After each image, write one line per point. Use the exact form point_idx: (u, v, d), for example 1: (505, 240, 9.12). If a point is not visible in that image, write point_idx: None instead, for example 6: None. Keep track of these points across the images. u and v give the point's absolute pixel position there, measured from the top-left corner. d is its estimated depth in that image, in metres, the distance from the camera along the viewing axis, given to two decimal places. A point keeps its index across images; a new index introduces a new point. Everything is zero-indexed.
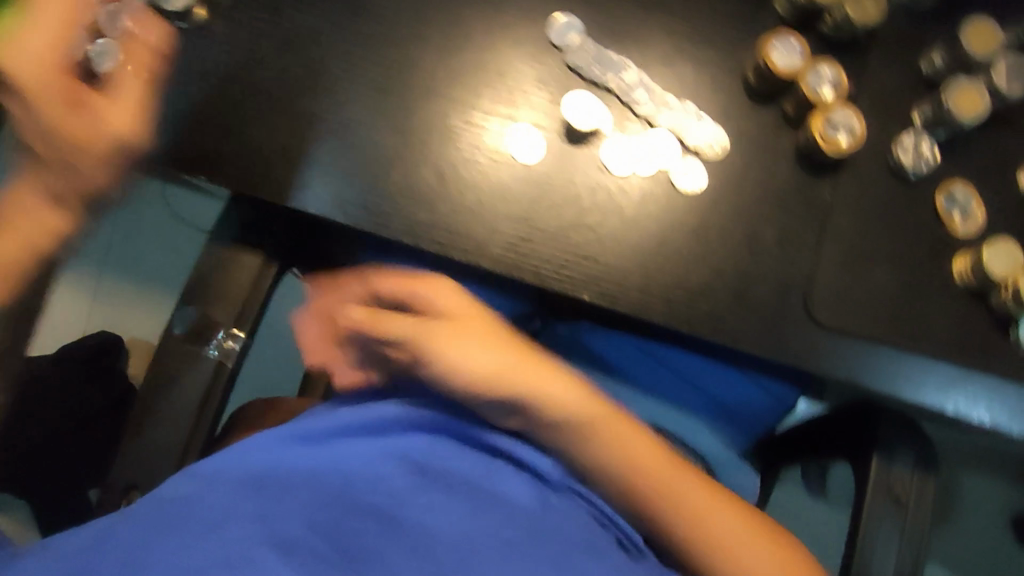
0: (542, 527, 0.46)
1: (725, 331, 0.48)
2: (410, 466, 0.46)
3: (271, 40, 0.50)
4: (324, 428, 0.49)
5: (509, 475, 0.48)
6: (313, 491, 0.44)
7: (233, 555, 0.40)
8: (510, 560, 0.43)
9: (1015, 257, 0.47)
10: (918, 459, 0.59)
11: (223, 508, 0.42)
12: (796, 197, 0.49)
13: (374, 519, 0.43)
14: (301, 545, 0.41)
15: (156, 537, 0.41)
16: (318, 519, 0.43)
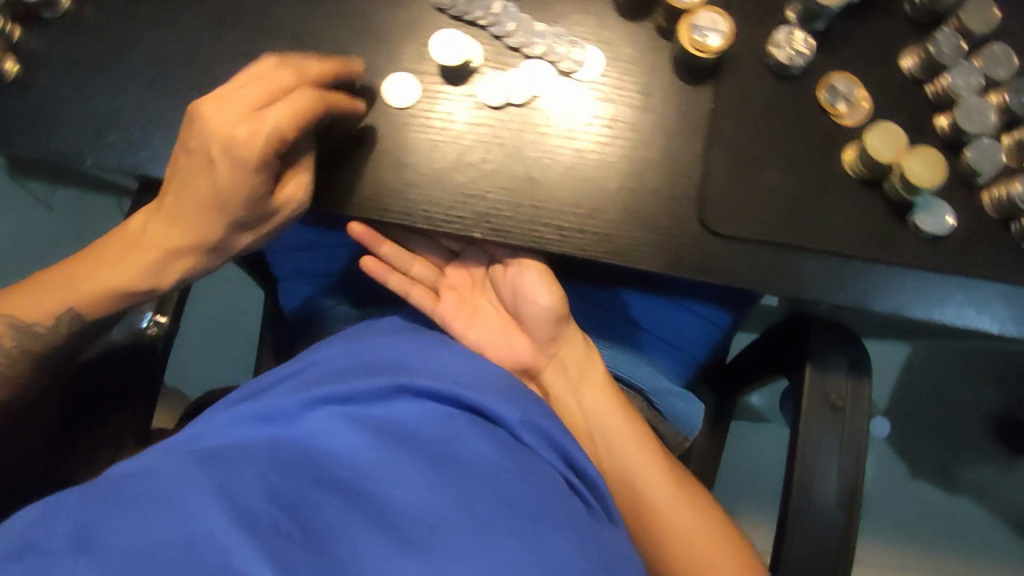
0: (506, 487, 0.44)
1: (619, 250, 0.48)
2: (380, 436, 0.46)
3: (141, 19, 0.51)
4: (279, 406, 0.48)
5: (476, 431, 0.47)
6: (275, 459, 0.44)
7: (190, 529, 0.40)
8: (475, 530, 0.42)
9: (900, 140, 0.47)
10: (849, 364, 0.58)
11: (180, 482, 0.42)
12: (677, 109, 0.49)
13: (341, 494, 0.43)
14: (264, 521, 0.41)
15: (105, 517, 0.40)
16: (281, 490, 0.43)
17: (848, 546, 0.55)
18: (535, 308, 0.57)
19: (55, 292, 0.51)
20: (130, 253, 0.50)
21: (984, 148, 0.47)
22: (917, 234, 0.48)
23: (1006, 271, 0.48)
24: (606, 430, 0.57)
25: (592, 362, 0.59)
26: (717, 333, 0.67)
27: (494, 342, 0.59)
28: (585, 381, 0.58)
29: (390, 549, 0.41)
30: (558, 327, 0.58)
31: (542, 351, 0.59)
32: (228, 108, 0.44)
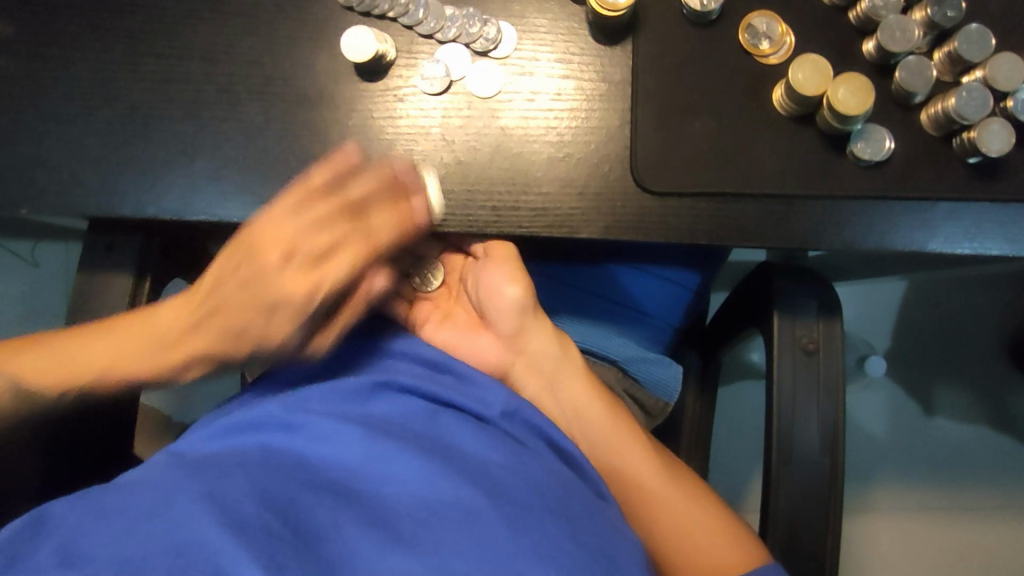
0: (492, 474, 0.44)
1: (558, 223, 0.48)
2: (369, 431, 0.45)
3: (57, 61, 0.51)
4: (255, 416, 0.47)
5: (461, 427, 0.47)
6: (261, 463, 0.44)
7: (180, 536, 0.38)
8: (465, 518, 0.41)
9: (825, 71, 0.45)
10: (818, 306, 0.57)
11: (167, 490, 0.41)
12: (598, 75, 0.49)
13: (332, 494, 0.43)
14: (255, 524, 0.39)
15: (94, 528, 0.39)
16: (272, 492, 0.42)
17: (836, 488, 0.55)
18: (498, 302, 0.56)
19: (59, 350, 0.50)
20: (155, 350, 0.51)
21: (914, 66, 0.46)
22: (857, 163, 0.46)
23: (955, 190, 0.46)
24: (585, 426, 0.55)
25: (569, 359, 0.56)
26: (686, 294, 0.66)
27: (459, 341, 0.57)
28: (560, 379, 0.56)
29: (381, 546, 0.40)
30: (523, 320, 0.56)
31: (508, 347, 0.57)
32: (279, 218, 0.47)
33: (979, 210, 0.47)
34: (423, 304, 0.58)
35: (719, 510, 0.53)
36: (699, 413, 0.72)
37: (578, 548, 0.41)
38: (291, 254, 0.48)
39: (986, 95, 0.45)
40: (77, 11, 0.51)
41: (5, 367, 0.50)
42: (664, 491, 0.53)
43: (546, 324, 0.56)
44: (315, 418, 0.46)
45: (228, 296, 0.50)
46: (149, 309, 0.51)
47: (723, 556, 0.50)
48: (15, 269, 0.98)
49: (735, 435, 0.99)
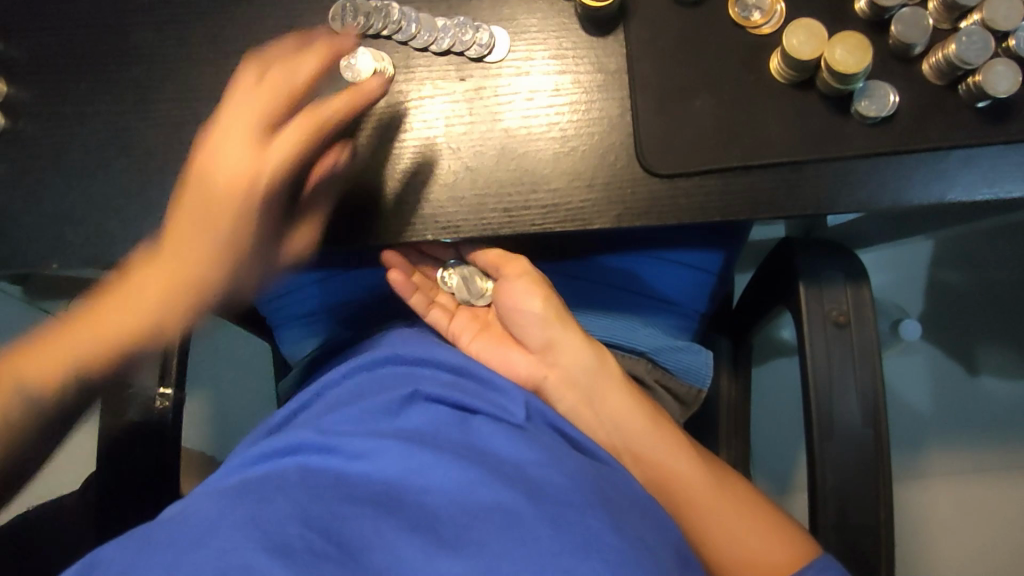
0: (530, 475, 0.45)
1: (570, 217, 0.48)
2: (405, 443, 0.46)
3: (71, 117, 0.53)
4: (292, 438, 0.48)
5: (495, 433, 0.48)
6: (301, 484, 0.44)
7: (228, 561, 0.39)
8: (505, 520, 0.42)
9: (820, 34, 0.45)
10: (843, 275, 0.57)
11: (211, 519, 0.41)
12: (593, 66, 0.49)
13: (374, 504, 0.43)
14: (299, 545, 0.40)
15: (141, 563, 0.40)
16: (314, 513, 0.42)
17: (883, 457, 0.54)
18: (522, 314, 0.57)
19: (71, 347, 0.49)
20: (140, 301, 0.49)
21: (908, 18, 0.45)
22: (863, 122, 0.46)
23: (966, 137, 0.46)
24: (626, 433, 0.54)
25: (603, 369, 0.56)
26: (710, 279, 0.65)
27: (493, 353, 0.58)
28: (596, 390, 0.55)
29: (427, 552, 0.41)
30: (549, 331, 0.56)
31: (541, 359, 0.57)
32: (278, 136, 0.47)
33: (993, 154, 0.46)
34: (461, 316, 0.60)
35: (760, 503, 0.53)
36: (736, 396, 0.71)
37: (622, 542, 0.41)
38: (272, 131, 0.47)
39: (986, 38, 0.45)
40: (88, 69, 0.53)
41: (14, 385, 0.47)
42: (702, 494, 0.52)
43: (575, 332, 0.56)
44: (349, 436, 0.47)
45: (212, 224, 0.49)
46: (138, 271, 0.49)
47: (770, 552, 0.50)
48: None
49: (776, 417, 0.98)
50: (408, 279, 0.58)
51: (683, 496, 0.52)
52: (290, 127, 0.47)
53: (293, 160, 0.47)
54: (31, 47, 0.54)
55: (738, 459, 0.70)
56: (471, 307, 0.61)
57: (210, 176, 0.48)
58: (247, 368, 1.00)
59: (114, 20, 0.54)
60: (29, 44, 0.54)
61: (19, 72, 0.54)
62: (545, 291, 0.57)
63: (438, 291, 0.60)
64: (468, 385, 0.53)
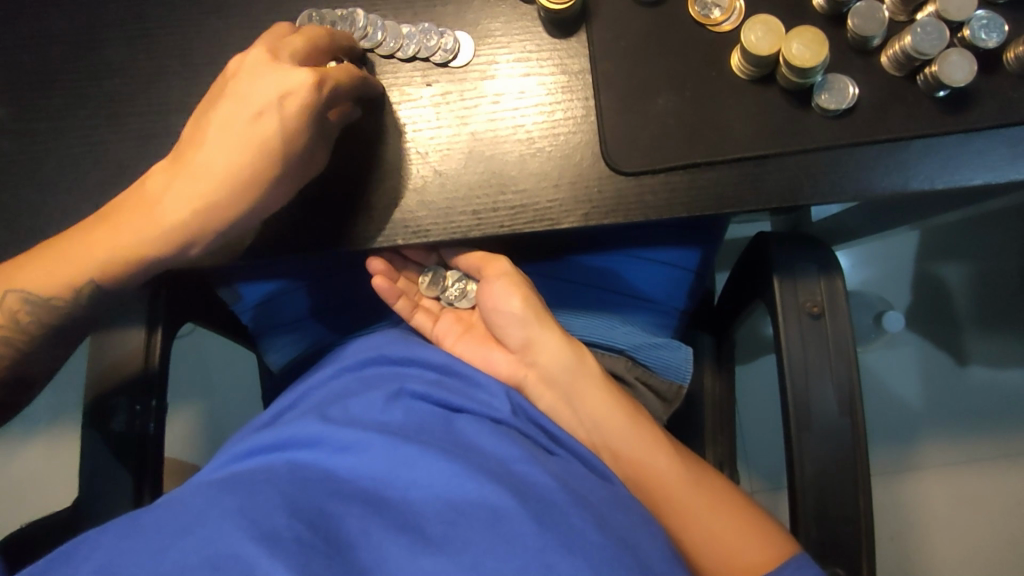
0: (516, 473, 0.45)
1: (539, 217, 0.48)
2: (392, 438, 0.46)
3: (46, 132, 0.53)
4: (280, 435, 0.49)
5: (482, 430, 0.49)
6: (289, 479, 0.45)
7: (216, 551, 0.39)
8: (490, 514, 0.42)
9: (777, 29, 0.46)
10: (817, 267, 0.57)
11: (200, 509, 0.42)
12: (558, 67, 0.50)
13: (360, 502, 0.44)
14: (287, 535, 0.40)
15: (128, 551, 0.40)
16: (301, 504, 0.43)
17: (860, 448, 0.54)
18: (501, 314, 0.57)
19: (67, 257, 0.49)
20: (148, 218, 0.48)
21: (865, 11, 0.46)
22: (824, 115, 0.47)
23: (926, 127, 0.46)
24: (605, 431, 0.55)
25: (582, 368, 0.56)
26: (688, 276, 0.65)
27: (474, 353, 0.59)
28: (574, 389, 0.56)
29: (412, 548, 0.41)
30: (527, 330, 0.57)
31: (521, 360, 0.58)
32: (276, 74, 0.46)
33: (954, 142, 0.47)
34: (446, 318, 0.61)
35: (737, 501, 0.53)
36: (719, 392, 0.72)
37: (605, 539, 0.42)
38: (277, 55, 0.46)
39: (941, 28, 0.45)
40: (61, 85, 0.54)
41: (20, 287, 0.50)
42: (681, 490, 0.53)
43: (553, 332, 0.56)
44: (338, 432, 0.47)
45: (219, 171, 0.48)
46: (148, 186, 0.49)
47: (745, 549, 0.50)
48: None
49: (765, 413, 0.98)
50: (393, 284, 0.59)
51: (662, 491, 0.53)
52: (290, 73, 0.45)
53: (308, 117, 0.46)
54: (4, 64, 0.55)
55: (723, 455, 0.71)
56: (456, 310, 0.62)
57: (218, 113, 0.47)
58: (236, 378, 1.00)
59: (86, 37, 0.54)
60: (1, 62, 0.55)
61: None
62: (525, 290, 0.57)
63: (424, 295, 0.62)
64: (452, 384, 0.54)
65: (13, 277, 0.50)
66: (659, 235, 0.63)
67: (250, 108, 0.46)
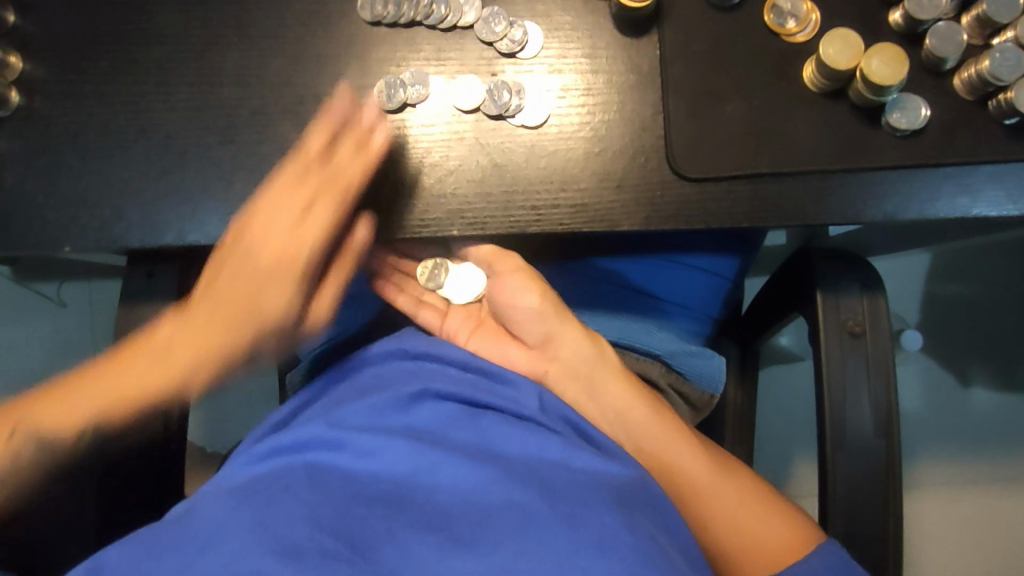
0: (544, 476, 0.44)
1: (597, 217, 0.48)
2: (414, 442, 0.45)
3: (91, 95, 0.52)
4: (299, 436, 0.47)
5: (507, 430, 0.48)
6: (309, 485, 0.44)
7: (238, 564, 0.38)
8: (519, 522, 0.41)
9: (855, 43, 0.45)
10: (860, 286, 0.57)
11: (218, 523, 0.41)
12: (626, 66, 0.49)
13: (384, 504, 0.43)
14: (311, 546, 0.39)
15: (149, 564, 0.39)
16: (325, 514, 0.42)
17: (893, 469, 0.55)
18: (519, 310, 0.56)
19: (83, 394, 0.48)
20: (160, 363, 0.49)
21: (943, 32, 0.46)
22: (893, 134, 0.47)
23: (994, 152, 0.46)
24: (635, 427, 0.54)
25: (604, 361, 0.55)
26: (725, 284, 0.65)
27: (492, 349, 0.58)
28: (595, 382, 0.55)
29: (441, 550, 0.40)
30: (548, 325, 0.56)
31: (541, 352, 0.57)
32: (275, 188, 0.48)
33: (1018, 170, 0.47)
34: (456, 314, 0.59)
35: (772, 496, 0.53)
36: (742, 402, 0.72)
37: (638, 541, 0.41)
38: (279, 219, 0.48)
39: (1019, 54, 0.45)
40: (108, 47, 0.52)
41: (29, 425, 0.46)
42: (716, 495, 0.52)
43: (574, 327, 0.55)
44: (358, 435, 0.46)
45: (233, 307, 0.50)
46: (158, 331, 0.50)
47: (780, 534, 0.51)
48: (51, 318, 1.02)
49: (773, 423, 0.98)
50: (387, 279, 0.59)
51: (698, 497, 0.52)
52: (320, 217, 0.48)
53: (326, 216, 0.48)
54: (49, 22, 0.52)
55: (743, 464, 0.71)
56: (464, 304, 0.60)
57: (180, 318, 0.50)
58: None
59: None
60: (44, 18, 0.52)
61: (35, 47, 0.52)
62: (540, 285, 0.56)
63: (427, 290, 0.59)
64: (476, 382, 0.53)
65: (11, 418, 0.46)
66: (699, 241, 0.63)
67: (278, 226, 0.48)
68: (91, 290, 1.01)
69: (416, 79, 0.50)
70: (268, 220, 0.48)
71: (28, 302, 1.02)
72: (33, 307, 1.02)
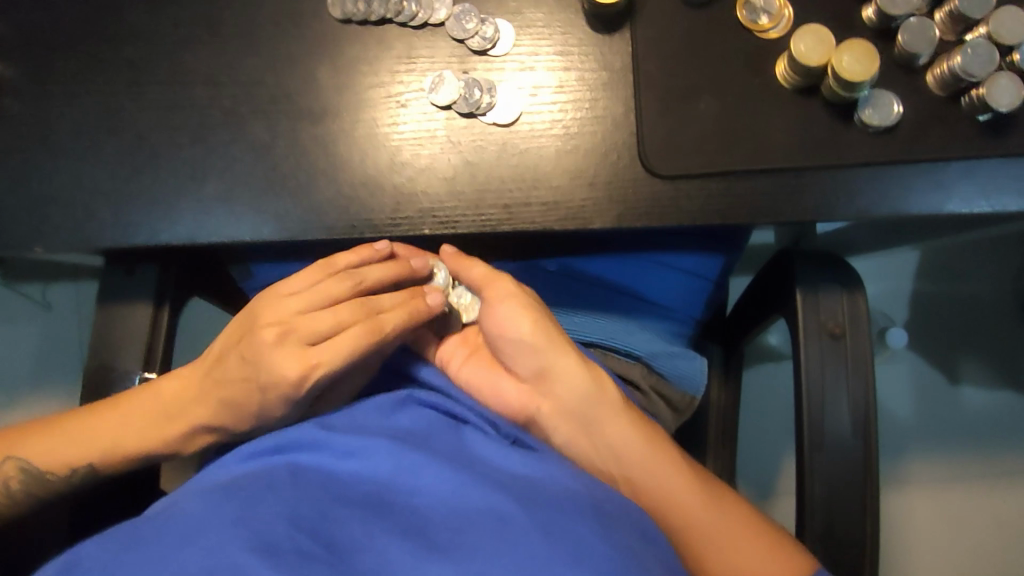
0: (523, 488, 0.44)
1: (570, 215, 0.47)
2: (398, 444, 0.45)
3: (62, 96, 0.51)
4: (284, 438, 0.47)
5: (490, 444, 0.48)
6: (291, 484, 0.43)
7: (213, 561, 0.38)
8: (495, 532, 0.40)
9: (828, 40, 0.45)
10: (840, 286, 0.56)
11: (199, 518, 0.41)
12: (598, 63, 0.49)
13: (363, 508, 0.43)
14: (287, 546, 0.39)
15: (127, 557, 0.39)
16: (304, 513, 0.42)
17: (871, 470, 0.54)
18: (510, 340, 0.53)
19: (106, 425, 0.51)
20: (159, 426, 0.51)
21: (915, 28, 0.45)
22: (866, 130, 0.46)
23: (966, 150, 0.46)
24: (626, 461, 0.51)
25: (601, 397, 0.52)
26: (709, 285, 0.64)
27: (483, 380, 0.55)
28: (591, 418, 0.52)
29: (416, 555, 0.40)
30: (542, 358, 0.52)
31: (534, 389, 0.54)
32: (342, 333, 0.50)
33: (991, 167, 0.46)
34: (450, 339, 0.57)
35: (763, 525, 0.49)
36: (725, 403, 0.72)
37: (611, 550, 0.40)
38: (289, 331, 0.50)
39: (992, 51, 0.45)
40: (78, 47, 0.52)
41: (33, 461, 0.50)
42: (710, 521, 0.49)
43: (570, 359, 0.52)
44: (346, 442, 0.46)
45: (235, 398, 0.51)
46: (159, 382, 0.52)
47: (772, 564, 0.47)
48: (37, 319, 1.02)
49: (760, 424, 0.98)
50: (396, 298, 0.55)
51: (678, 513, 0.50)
52: (376, 273, 0.52)
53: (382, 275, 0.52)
54: (20, 22, 0.52)
55: (726, 466, 0.70)
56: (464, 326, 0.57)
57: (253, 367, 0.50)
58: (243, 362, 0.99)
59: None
60: (15, 19, 0.52)
61: (7, 47, 0.52)
62: (536, 313, 0.52)
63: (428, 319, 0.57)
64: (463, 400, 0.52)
65: (14, 447, 0.51)
66: (681, 242, 0.61)
67: (293, 334, 0.50)
68: (78, 290, 1.01)
69: (387, 78, 0.50)
70: (279, 320, 0.51)
71: (14, 304, 1.02)
72: (19, 308, 1.02)
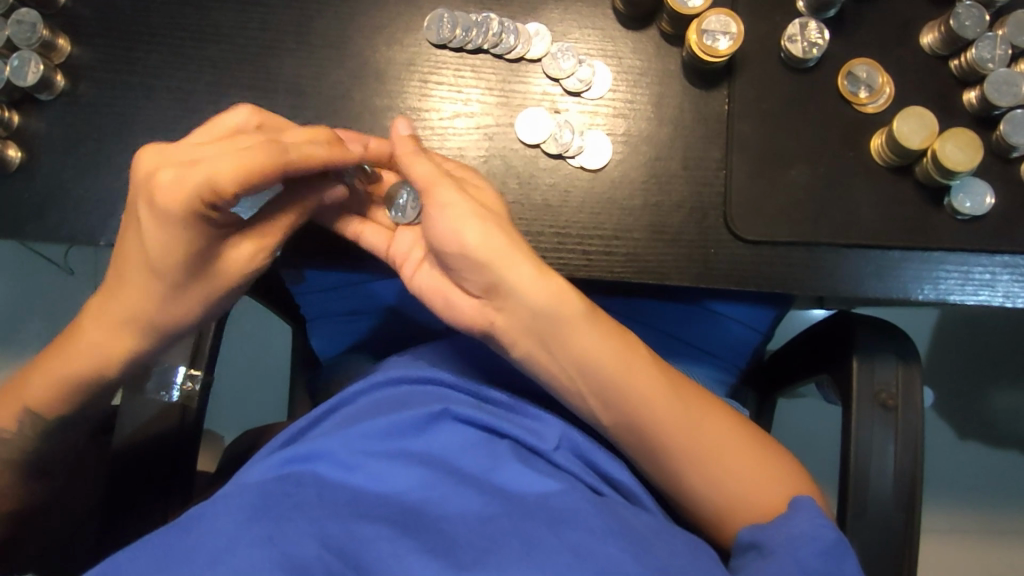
0: (558, 508, 0.40)
1: (648, 269, 0.47)
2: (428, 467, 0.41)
3: (138, 87, 0.50)
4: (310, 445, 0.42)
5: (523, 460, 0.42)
6: (321, 504, 0.39)
7: None
8: (530, 558, 0.37)
9: (930, 126, 0.45)
10: (895, 357, 0.56)
11: (226, 535, 0.37)
12: (691, 117, 0.48)
13: (391, 525, 0.39)
14: (316, 567, 0.36)
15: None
16: (334, 530, 0.38)
17: (911, 545, 0.54)
18: (454, 251, 0.41)
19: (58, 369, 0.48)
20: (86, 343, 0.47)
21: (1020, 121, 0.45)
22: (954, 216, 0.46)
23: None
24: (638, 433, 0.44)
25: (566, 304, 0.42)
26: (756, 336, 0.64)
27: (436, 286, 0.45)
28: (555, 334, 0.42)
29: None
30: (487, 272, 0.41)
31: (483, 302, 0.43)
32: (231, 141, 0.41)
33: None
34: (405, 233, 0.47)
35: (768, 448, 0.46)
36: None
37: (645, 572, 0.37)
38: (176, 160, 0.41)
39: None
40: (158, 39, 0.50)
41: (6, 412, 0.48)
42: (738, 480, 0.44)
43: (523, 265, 0.41)
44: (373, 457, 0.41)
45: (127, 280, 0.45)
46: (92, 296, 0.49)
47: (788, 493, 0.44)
48: (55, 282, 1.00)
49: None
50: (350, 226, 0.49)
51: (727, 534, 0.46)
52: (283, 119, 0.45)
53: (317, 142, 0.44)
54: (101, 7, 0.51)
55: None
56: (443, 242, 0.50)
57: (150, 208, 0.41)
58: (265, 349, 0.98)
59: None
60: (98, 3, 0.51)
61: (86, 31, 0.51)
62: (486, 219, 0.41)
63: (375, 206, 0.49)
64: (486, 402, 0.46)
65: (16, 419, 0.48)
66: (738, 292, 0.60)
67: (155, 186, 0.41)
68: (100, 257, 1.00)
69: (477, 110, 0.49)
70: (153, 164, 0.41)
71: (33, 263, 1.00)
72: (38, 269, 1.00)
